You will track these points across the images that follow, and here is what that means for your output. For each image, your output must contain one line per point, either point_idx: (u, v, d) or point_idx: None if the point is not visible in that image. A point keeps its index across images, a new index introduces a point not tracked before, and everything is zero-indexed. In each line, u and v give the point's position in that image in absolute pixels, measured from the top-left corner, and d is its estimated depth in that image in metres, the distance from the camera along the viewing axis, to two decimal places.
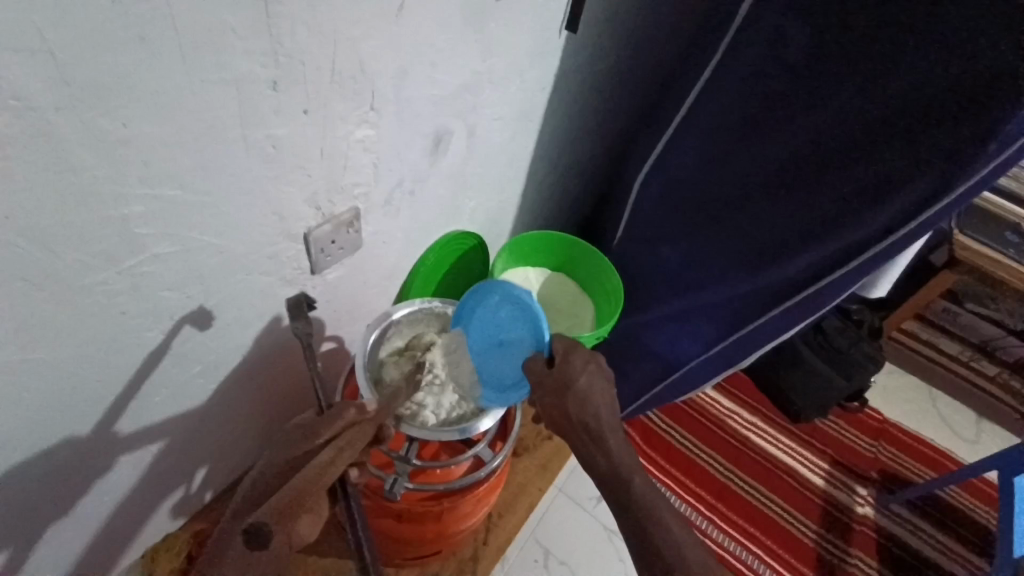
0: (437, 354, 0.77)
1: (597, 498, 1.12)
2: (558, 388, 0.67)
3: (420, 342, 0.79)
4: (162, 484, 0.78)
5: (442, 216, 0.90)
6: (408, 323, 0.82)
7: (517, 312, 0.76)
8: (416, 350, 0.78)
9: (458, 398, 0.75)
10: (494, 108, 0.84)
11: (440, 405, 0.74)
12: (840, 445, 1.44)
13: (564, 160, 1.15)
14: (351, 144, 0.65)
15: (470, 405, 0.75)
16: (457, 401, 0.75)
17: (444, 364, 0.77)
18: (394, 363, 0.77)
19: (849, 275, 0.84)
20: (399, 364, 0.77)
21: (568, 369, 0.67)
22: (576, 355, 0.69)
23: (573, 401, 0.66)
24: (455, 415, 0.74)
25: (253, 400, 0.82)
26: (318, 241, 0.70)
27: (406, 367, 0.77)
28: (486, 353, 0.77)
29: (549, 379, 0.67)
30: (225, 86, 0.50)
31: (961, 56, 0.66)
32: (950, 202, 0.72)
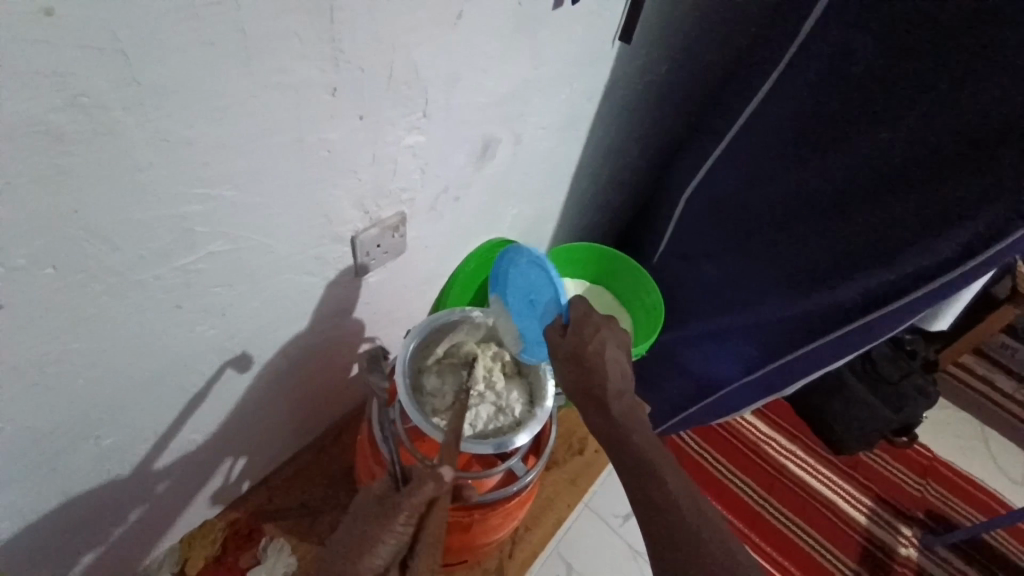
0: (477, 365, 0.77)
1: (621, 516, 1.11)
2: (568, 354, 0.66)
3: (460, 352, 0.79)
4: (201, 474, 0.79)
5: (483, 223, 0.90)
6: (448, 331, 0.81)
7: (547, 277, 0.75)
8: (457, 359, 0.79)
9: (494, 411, 0.76)
10: (542, 118, 0.84)
11: (476, 418, 0.75)
12: (884, 480, 1.37)
13: (608, 172, 1.13)
14: (400, 149, 0.66)
15: (506, 419, 0.75)
16: (493, 414, 0.76)
17: (483, 377, 0.77)
18: (435, 369, 0.77)
19: (909, 305, 0.79)
20: (439, 372, 0.77)
21: (580, 337, 0.66)
22: (588, 324, 0.67)
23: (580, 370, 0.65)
24: (491, 429, 0.74)
25: (291, 394, 0.83)
26: (363, 244, 0.71)
27: (446, 376, 0.77)
28: (523, 311, 0.77)
29: (563, 347, 0.67)
30: (284, 91, 0.51)
31: None
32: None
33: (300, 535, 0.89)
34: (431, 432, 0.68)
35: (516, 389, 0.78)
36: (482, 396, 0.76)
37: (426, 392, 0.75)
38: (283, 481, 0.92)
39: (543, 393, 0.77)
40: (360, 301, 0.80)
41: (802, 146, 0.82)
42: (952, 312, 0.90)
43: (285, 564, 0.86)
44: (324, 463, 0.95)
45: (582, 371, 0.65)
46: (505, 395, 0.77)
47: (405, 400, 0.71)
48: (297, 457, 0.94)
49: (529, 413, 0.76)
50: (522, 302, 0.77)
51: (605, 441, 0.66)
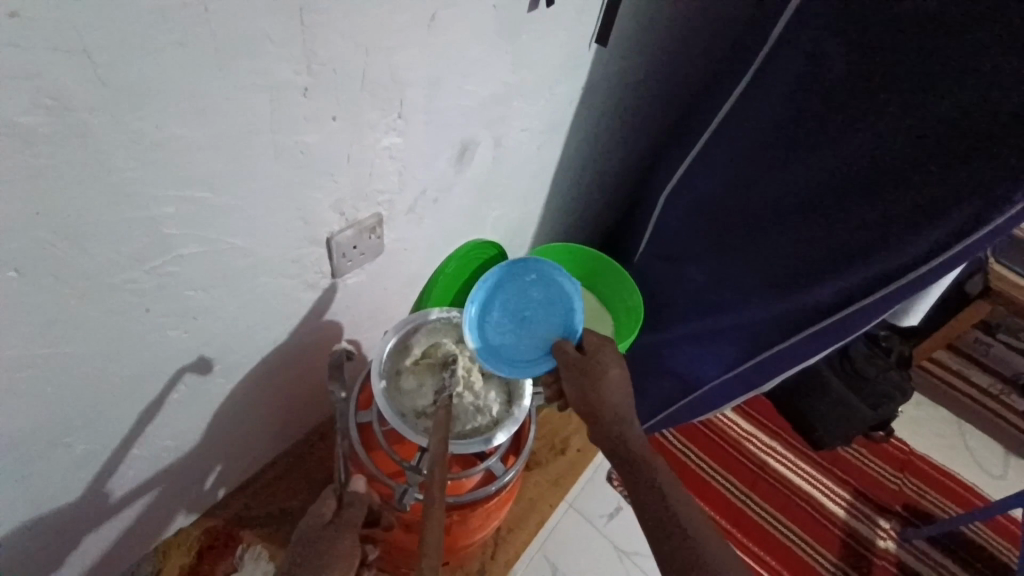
0: (455, 365, 0.77)
1: (607, 515, 1.12)
2: (575, 366, 0.70)
3: (437, 352, 0.78)
4: (175, 481, 0.78)
5: (463, 224, 0.91)
6: (426, 331, 0.80)
7: (552, 299, 0.79)
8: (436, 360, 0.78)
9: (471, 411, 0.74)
10: (523, 121, 0.84)
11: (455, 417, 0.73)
12: (863, 475, 1.40)
13: (589, 174, 1.14)
14: (378, 152, 0.66)
15: (484, 419, 0.74)
16: (471, 415, 0.74)
17: (461, 377, 0.76)
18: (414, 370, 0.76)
19: (884, 301, 0.80)
20: (416, 372, 0.76)
21: (596, 361, 0.70)
22: (604, 350, 0.72)
23: (597, 390, 0.68)
24: (470, 428, 0.73)
25: (272, 399, 0.82)
26: (340, 246, 0.71)
27: (423, 377, 0.75)
28: (509, 325, 0.78)
29: (574, 359, 0.71)
30: (260, 91, 0.50)
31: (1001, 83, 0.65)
32: (994, 229, 0.69)
33: (279, 543, 0.88)
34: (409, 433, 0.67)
35: (494, 389, 0.77)
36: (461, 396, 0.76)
37: (404, 394, 0.74)
38: (264, 487, 0.91)
39: (521, 391, 0.77)
40: (340, 303, 0.79)
41: (778, 147, 0.84)
42: (927, 307, 0.93)
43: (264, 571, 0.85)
44: (307, 468, 0.94)
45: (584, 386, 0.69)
46: (483, 394, 0.76)
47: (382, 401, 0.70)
48: (278, 462, 0.93)
49: (508, 412, 0.76)
50: (511, 314, 0.78)
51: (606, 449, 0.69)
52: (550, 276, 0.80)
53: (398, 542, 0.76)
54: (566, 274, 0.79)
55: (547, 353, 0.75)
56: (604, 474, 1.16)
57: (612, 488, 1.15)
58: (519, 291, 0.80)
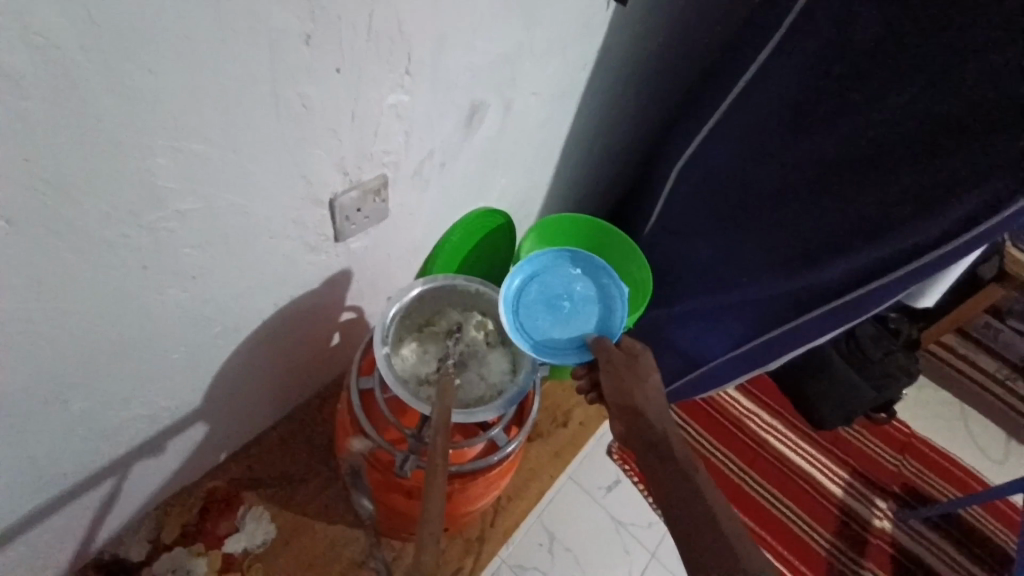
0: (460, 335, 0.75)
1: (605, 487, 1.12)
2: (622, 366, 0.70)
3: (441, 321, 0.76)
4: (176, 442, 0.78)
5: (470, 189, 0.89)
6: (430, 297, 0.77)
7: (592, 295, 0.80)
8: (440, 330, 0.77)
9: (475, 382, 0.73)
10: (534, 84, 0.81)
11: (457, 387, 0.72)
12: (863, 456, 1.40)
13: (601, 143, 1.11)
14: (383, 110, 0.63)
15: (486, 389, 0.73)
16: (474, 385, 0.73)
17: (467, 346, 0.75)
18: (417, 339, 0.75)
19: (898, 283, 0.76)
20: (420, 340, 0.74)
21: (632, 355, 0.71)
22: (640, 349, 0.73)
23: (630, 377, 0.69)
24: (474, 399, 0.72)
25: (275, 363, 0.82)
26: (343, 209, 0.68)
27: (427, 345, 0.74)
28: (544, 310, 0.77)
29: (618, 356, 0.71)
30: (258, 38, 0.47)
31: None
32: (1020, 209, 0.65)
33: (282, 504, 0.88)
34: (410, 400, 0.65)
35: None
36: (464, 368, 0.75)
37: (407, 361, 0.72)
38: (265, 451, 0.91)
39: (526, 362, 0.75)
40: (343, 268, 0.77)
41: (802, 117, 0.81)
42: (940, 290, 0.90)
43: (265, 532, 0.85)
44: (308, 433, 0.93)
45: (624, 386, 0.68)
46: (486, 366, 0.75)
47: (385, 366, 0.67)
48: (279, 426, 0.93)
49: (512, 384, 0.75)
50: (550, 299, 0.78)
51: (640, 444, 0.65)
52: (593, 274, 0.82)
53: (395, 509, 0.76)
54: (613, 277, 0.80)
55: (579, 346, 0.75)
56: (604, 447, 1.16)
57: (612, 462, 1.15)
58: (560, 281, 0.80)
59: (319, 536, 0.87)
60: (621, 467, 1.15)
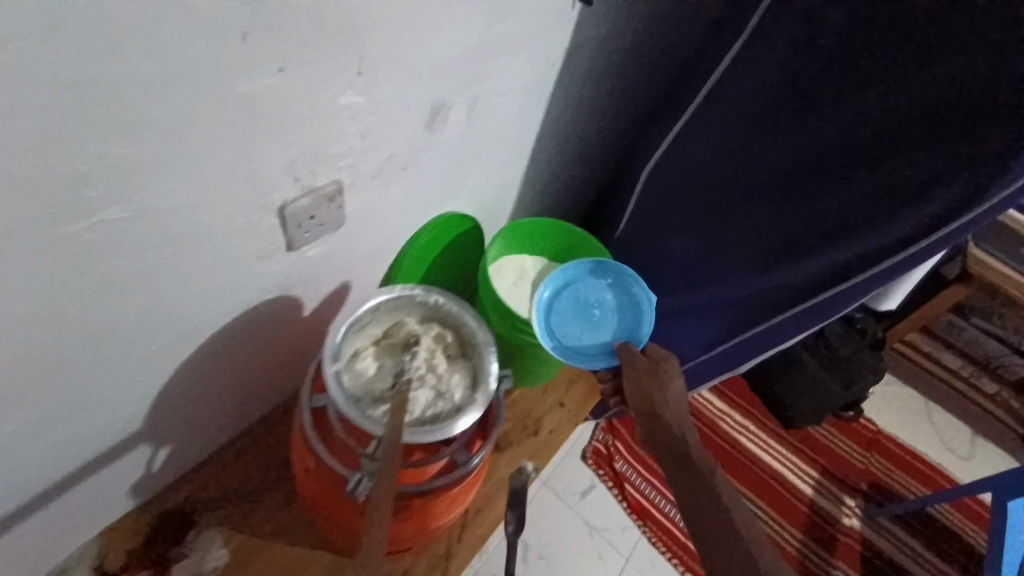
0: (417, 347, 0.71)
1: (580, 492, 1.18)
2: (644, 370, 0.78)
3: (400, 332, 0.73)
4: (120, 462, 0.73)
5: (440, 192, 0.86)
6: (388, 308, 0.74)
7: (620, 303, 0.89)
8: (398, 340, 0.73)
9: (434, 395, 0.69)
10: (501, 83, 0.79)
11: (415, 402, 0.68)
12: (831, 454, 1.41)
13: (571, 144, 1.09)
14: (337, 110, 0.60)
15: (446, 404, 0.68)
16: (432, 399, 0.69)
17: (426, 358, 0.71)
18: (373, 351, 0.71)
19: (865, 283, 0.78)
20: (376, 353, 0.71)
21: (656, 365, 0.79)
22: (665, 359, 0.81)
23: (653, 381, 0.76)
24: (431, 415, 0.67)
25: (231, 377, 0.77)
26: (295, 217, 0.64)
27: (384, 358, 0.71)
28: (577, 317, 0.88)
29: (643, 363, 0.79)
30: (192, 33, 0.44)
31: (996, 61, 0.63)
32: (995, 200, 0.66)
33: (235, 527, 0.83)
34: (358, 421, 0.62)
35: (459, 371, 0.71)
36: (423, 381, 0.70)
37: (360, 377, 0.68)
38: (217, 471, 0.86)
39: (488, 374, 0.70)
40: (301, 279, 0.73)
41: (770, 120, 0.80)
42: (907, 289, 0.90)
43: (216, 558, 0.81)
44: (266, 450, 0.89)
45: (644, 386, 0.75)
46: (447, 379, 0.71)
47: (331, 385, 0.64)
48: (235, 444, 0.87)
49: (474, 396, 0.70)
50: (581, 308, 0.88)
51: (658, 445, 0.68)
52: (624, 281, 0.90)
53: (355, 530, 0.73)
54: (641, 287, 0.89)
55: (607, 353, 0.85)
56: (579, 451, 1.23)
57: (587, 466, 1.21)
58: (591, 290, 0.90)
59: (276, 559, 0.83)
60: (595, 471, 1.20)
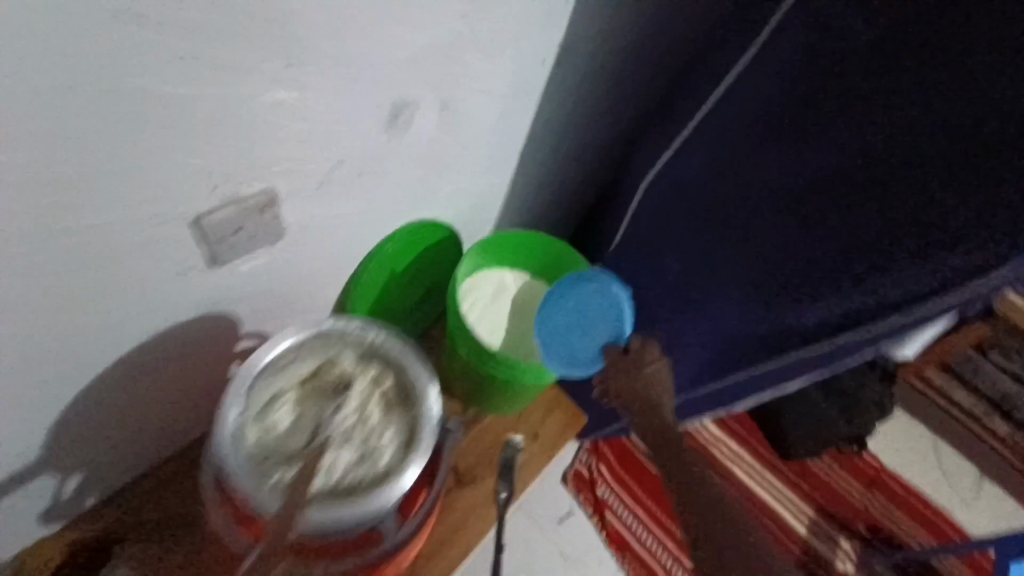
0: (344, 396, 0.62)
1: (558, 519, 1.11)
2: (624, 366, 0.68)
3: (327, 375, 0.63)
4: (21, 491, 0.65)
5: (409, 199, 0.77)
6: (317, 344, 0.64)
7: (604, 306, 0.77)
8: (327, 382, 0.63)
9: (357, 457, 0.59)
10: (480, 81, 0.69)
11: (334, 467, 0.58)
12: (831, 491, 1.32)
13: (566, 150, 0.98)
14: (265, 108, 0.51)
15: (370, 469, 0.59)
16: (355, 462, 0.59)
17: (354, 410, 0.61)
18: (294, 395, 0.61)
19: (893, 329, 0.64)
20: (297, 401, 0.61)
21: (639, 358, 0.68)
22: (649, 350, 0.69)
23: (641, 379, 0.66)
24: (349, 482, 0.58)
25: (157, 399, 0.69)
26: (213, 230, 0.55)
27: (304, 408, 0.61)
28: (565, 331, 0.77)
29: (625, 360, 0.68)
30: (55, 19, 0.37)
31: None
32: None
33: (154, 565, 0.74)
34: (247, 499, 0.55)
35: (392, 427, 0.61)
36: (347, 436, 0.60)
37: (272, 429, 0.59)
38: (140, 498, 0.77)
39: (423, 434, 0.60)
40: (232, 298, 0.65)
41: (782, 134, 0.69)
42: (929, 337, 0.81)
43: None
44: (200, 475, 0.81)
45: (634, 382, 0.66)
46: (376, 435, 0.60)
47: (225, 447, 0.56)
48: (164, 468, 0.79)
49: (404, 459, 0.59)
50: (569, 321, 0.78)
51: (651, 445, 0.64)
52: (606, 282, 0.78)
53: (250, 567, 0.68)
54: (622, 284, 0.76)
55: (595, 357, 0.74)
56: (559, 474, 1.14)
57: (567, 491, 1.13)
58: (576, 301, 0.79)
59: None
60: (576, 496, 1.13)
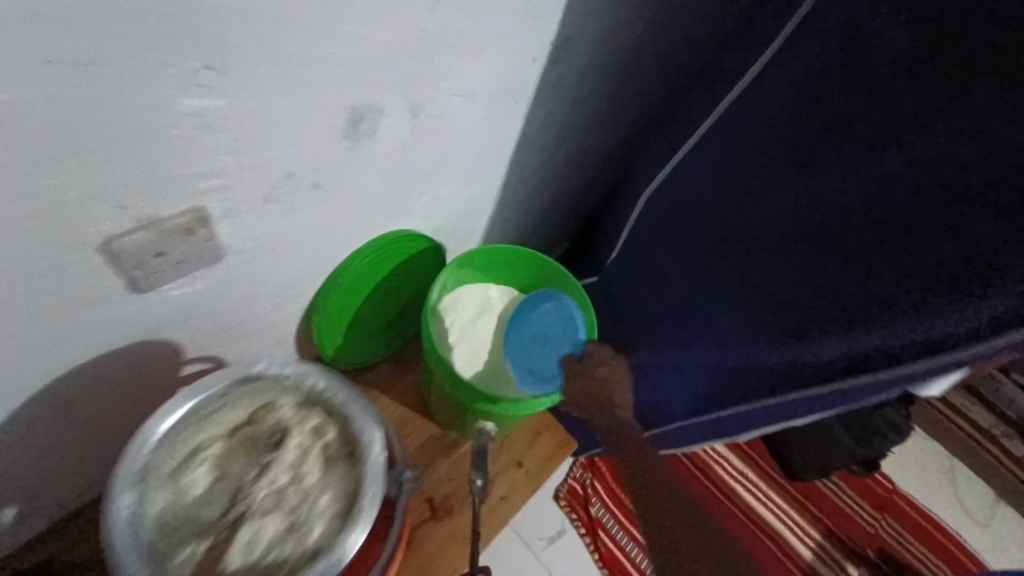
0: (276, 454, 0.56)
1: (548, 538, 1.04)
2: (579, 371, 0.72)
3: (259, 427, 0.57)
4: None
5: (379, 212, 0.68)
6: (252, 391, 0.58)
7: (558, 319, 0.81)
8: (261, 434, 0.57)
9: (283, 529, 0.53)
10: (455, 83, 0.60)
11: (256, 539, 0.52)
12: (839, 514, 1.24)
13: (563, 152, 0.89)
14: (182, 119, 0.43)
15: (297, 544, 0.52)
16: (281, 533, 0.53)
17: (285, 471, 0.55)
18: (219, 450, 0.55)
19: (919, 376, 0.53)
20: (222, 457, 0.56)
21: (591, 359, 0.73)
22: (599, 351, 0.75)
23: (594, 378, 0.71)
24: (271, 559, 0.51)
25: (95, 433, 0.62)
26: (130, 256, 0.48)
27: (229, 466, 0.55)
28: (525, 347, 0.80)
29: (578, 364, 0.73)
30: None
31: None
32: None
33: None
34: None
35: (328, 492, 0.55)
36: (277, 502, 0.54)
37: (189, 491, 0.53)
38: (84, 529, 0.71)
39: (362, 503, 0.53)
40: (170, 323, 0.58)
41: None
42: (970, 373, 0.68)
43: None
44: None
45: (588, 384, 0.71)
46: (308, 501, 0.54)
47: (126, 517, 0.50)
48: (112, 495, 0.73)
49: (337, 534, 0.52)
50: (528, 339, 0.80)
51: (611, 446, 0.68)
52: (558, 298, 0.82)
53: None
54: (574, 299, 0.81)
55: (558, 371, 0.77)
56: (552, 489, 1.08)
57: (558, 507, 1.07)
58: (533, 318, 0.81)
59: None
60: (568, 513, 1.06)
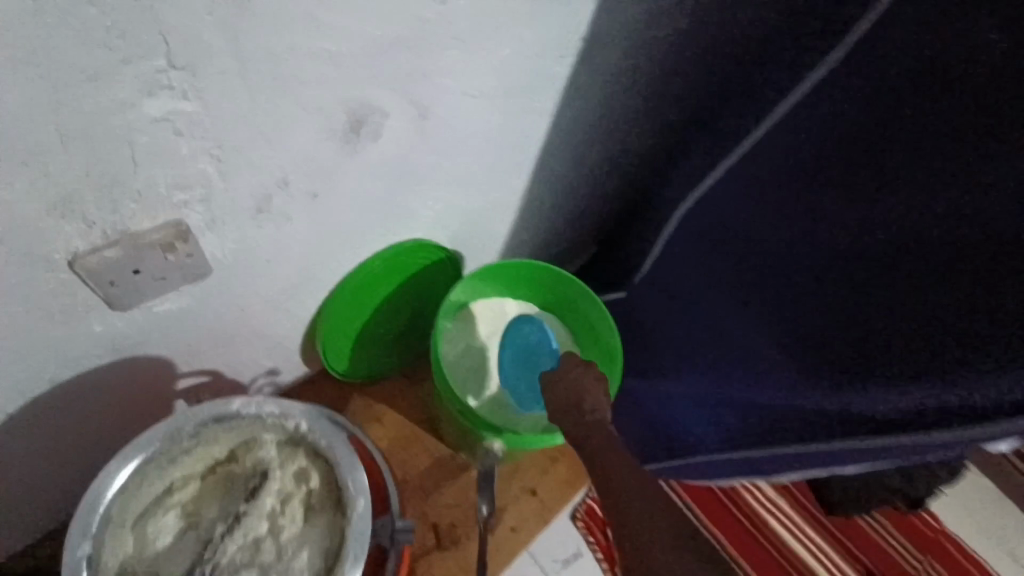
0: (252, 499, 0.54)
1: (561, 562, 0.98)
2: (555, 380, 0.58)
3: (237, 469, 0.55)
4: None
5: (384, 222, 0.62)
6: (229, 428, 0.56)
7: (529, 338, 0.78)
8: (238, 475, 0.55)
9: None
10: (465, 83, 0.54)
11: None
12: (879, 552, 1.13)
13: (593, 157, 0.80)
14: (145, 125, 0.38)
15: None
16: None
17: (262, 518, 0.53)
18: (194, 491, 0.54)
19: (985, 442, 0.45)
20: (197, 499, 0.54)
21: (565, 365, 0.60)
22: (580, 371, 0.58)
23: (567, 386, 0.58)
24: None
25: (77, 453, 0.59)
26: (98, 273, 0.44)
27: (204, 509, 0.54)
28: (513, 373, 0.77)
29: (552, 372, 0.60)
30: None
31: None
32: None
33: None
34: None
35: (304, 547, 0.52)
36: (250, 555, 0.52)
37: (162, 536, 0.52)
38: None
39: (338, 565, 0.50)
40: (145, 339, 0.53)
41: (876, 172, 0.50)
42: None
43: None
44: None
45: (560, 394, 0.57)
46: (282, 555, 0.52)
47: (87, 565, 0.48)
48: None
49: None
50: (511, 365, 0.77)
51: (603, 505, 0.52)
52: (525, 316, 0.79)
53: None
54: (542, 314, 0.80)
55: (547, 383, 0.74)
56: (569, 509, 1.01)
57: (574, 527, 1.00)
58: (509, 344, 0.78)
59: None
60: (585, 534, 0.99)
